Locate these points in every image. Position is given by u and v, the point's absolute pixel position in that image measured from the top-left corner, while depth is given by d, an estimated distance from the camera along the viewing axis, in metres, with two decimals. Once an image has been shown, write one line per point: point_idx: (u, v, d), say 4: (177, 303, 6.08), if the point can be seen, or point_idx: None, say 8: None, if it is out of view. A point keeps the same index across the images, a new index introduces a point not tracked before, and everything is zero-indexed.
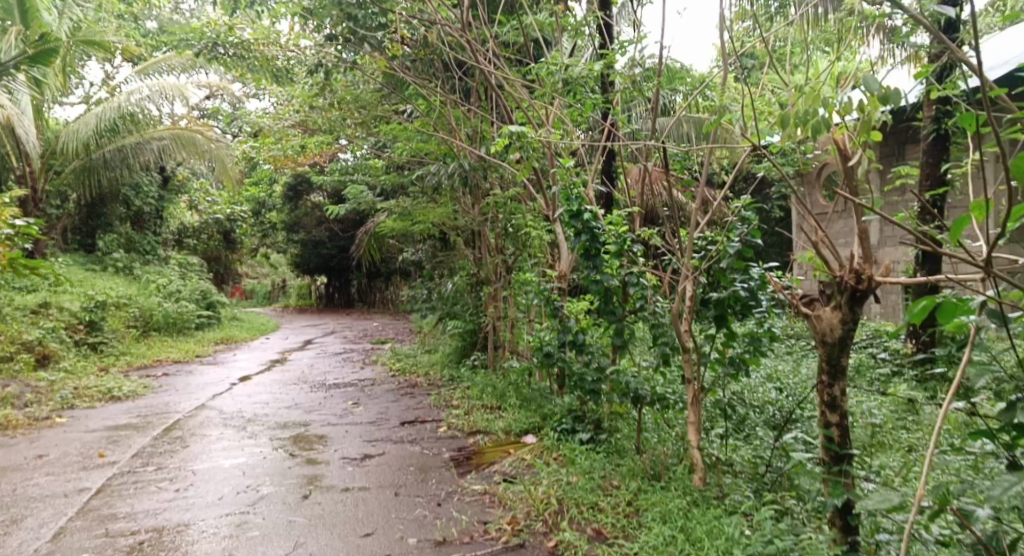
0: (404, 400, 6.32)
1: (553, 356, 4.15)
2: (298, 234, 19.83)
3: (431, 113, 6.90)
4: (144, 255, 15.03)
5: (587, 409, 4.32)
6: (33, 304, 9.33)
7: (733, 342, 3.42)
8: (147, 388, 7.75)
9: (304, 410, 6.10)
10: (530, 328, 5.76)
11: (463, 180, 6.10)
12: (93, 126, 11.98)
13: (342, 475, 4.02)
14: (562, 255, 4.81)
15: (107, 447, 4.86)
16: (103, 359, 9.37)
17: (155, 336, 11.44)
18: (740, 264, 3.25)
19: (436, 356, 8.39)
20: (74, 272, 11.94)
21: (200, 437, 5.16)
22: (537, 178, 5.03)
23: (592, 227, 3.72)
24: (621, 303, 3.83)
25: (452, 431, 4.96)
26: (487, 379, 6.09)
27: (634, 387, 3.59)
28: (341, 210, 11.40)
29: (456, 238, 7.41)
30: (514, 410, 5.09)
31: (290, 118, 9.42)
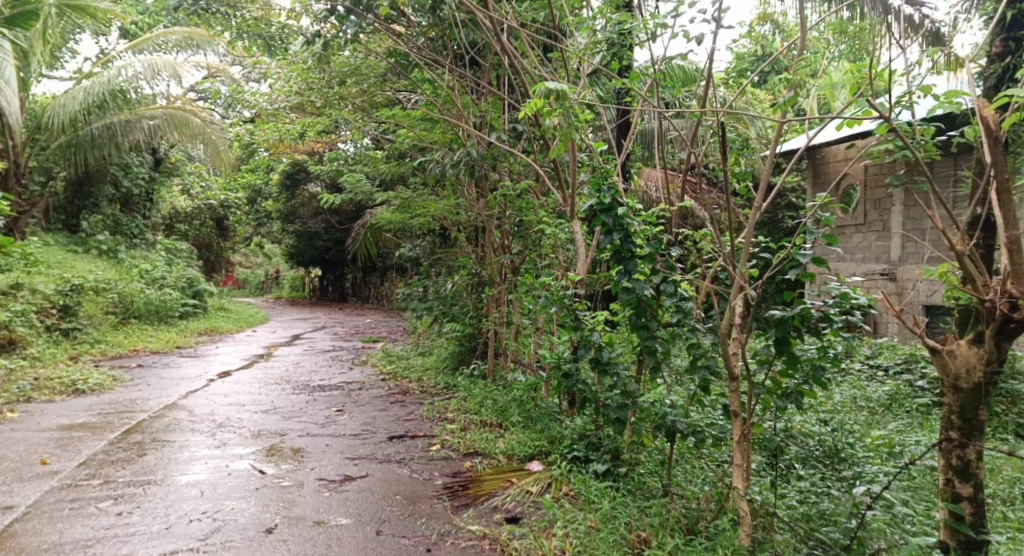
0: (393, 409, 5.74)
1: (572, 376, 3.51)
2: (294, 225, 19.24)
3: (438, 99, 6.32)
4: (131, 239, 14.42)
5: (605, 436, 3.78)
6: (2, 285, 8.71)
7: (792, 371, 2.87)
8: (116, 380, 7.14)
9: (282, 415, 5.52)
10: (538, 337, 5.19)
11: (469, 169, 5.52)
12: (82, 101, 11.36)
13: (316, 503, 3.44)
14: (579, 258, 4.23)
15: (52, 452, 4.25)
16: (76, 347, 8.75)
17: (135, 324, 10.82)
18: (810, 277, 2.71)
19: (429, 360, 7.81)
20: (53, 253, 11.31)
21: (162, 444, 4.56)
22: (556, 165, 4.47)
23: (625, 223, 3.21)
24: (655, 317, 3.27)
25: (445, 451, 4.39)
26: (486, 390, 5.53)
27: (668, 420, 3.05)
28: (336, 200, 10.79)
29: (457, 235, 6.82)
30: (517, 430, 4.55)
31: (287, 99, 8.81)
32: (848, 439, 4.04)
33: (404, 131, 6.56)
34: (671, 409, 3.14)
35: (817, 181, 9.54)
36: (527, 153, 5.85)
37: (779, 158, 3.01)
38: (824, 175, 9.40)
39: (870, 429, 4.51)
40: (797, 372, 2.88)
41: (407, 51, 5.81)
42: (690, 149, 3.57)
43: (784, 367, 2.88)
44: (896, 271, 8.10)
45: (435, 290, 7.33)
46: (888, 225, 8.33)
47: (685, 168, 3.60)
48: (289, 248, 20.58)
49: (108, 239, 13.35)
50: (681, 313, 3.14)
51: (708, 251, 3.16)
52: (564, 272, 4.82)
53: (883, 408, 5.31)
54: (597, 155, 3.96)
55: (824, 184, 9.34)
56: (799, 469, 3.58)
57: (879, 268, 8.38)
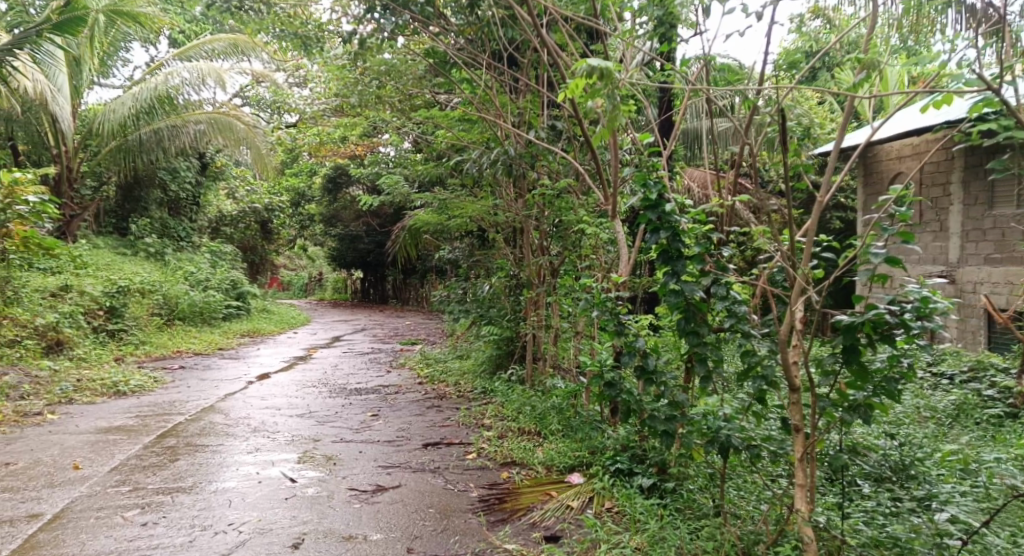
0: (429, 415, 5.58)
1: (616, 386, 3.24)
2: (336, 228, 19.40)
3: (475, 98, 6.14)
4: (178, 241, 14.68)
5: (651, 447, 3.54)
6: (52, 287, 8.89)
7: (859, 384, 2.59)
8: (156, 382, 7.15)
9: (317, 420, 5.42)
10: (578, 342, 4.97)
11: (507, 168, 5.32)
12: (129, 106, 11.55)
13: (344, 516, 3.28)
14: (621, 259, 3.99)
15: (86, 457, 4.20)
16: (120, 348, 8.86)
17: (179, 325, 10.95)
18: (882, 281, 2.42)
19: (467, 364, 7.65)
20: (102, 256, 11.54)
21: (195, 449, 4.49)
22: (597, 158, 4.25)
23: (674, 221, 2.97)
24: (707, 322, 3.00)
25: (481, 460, 4.20)
26: (525, 396, 5.33)
27: (722, 435, 2.79)
28: (376, 202, 10.72)
29: (495, 236, 6.63)
30: (556, 439, 4.33)
31: (327, 101, 8.75)
32: (917, 455, 3.70)
33: (441, 131, 6.42)
34: (726, 423, 2.87)
35: (868, 181, 9.05)
36: (567, 151, 5.61)
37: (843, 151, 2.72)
38: (876, 174, 8.91)
39: (939, 444, 4.15)
40: (867, 384, 2.59)
41: (443, 49, 5.67)
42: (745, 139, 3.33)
43: (852, 378, 2.60)
44: (955, 273, 7.58)
45: (473, 293, 7.16)
46: (946, 226, 7.82)
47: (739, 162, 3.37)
48: (331, 251, 20.74)
49: (155, 242, 13.61)
50: (734, 318, 2.88)
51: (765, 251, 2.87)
52: (606, 274, 4.58)
53: (952, 419, 4.92)
54: (643, 150, 3.71)
55: (875, 183, 8.86)
56: (865, 488, 3.26)
57: (936, 270, 7.85)
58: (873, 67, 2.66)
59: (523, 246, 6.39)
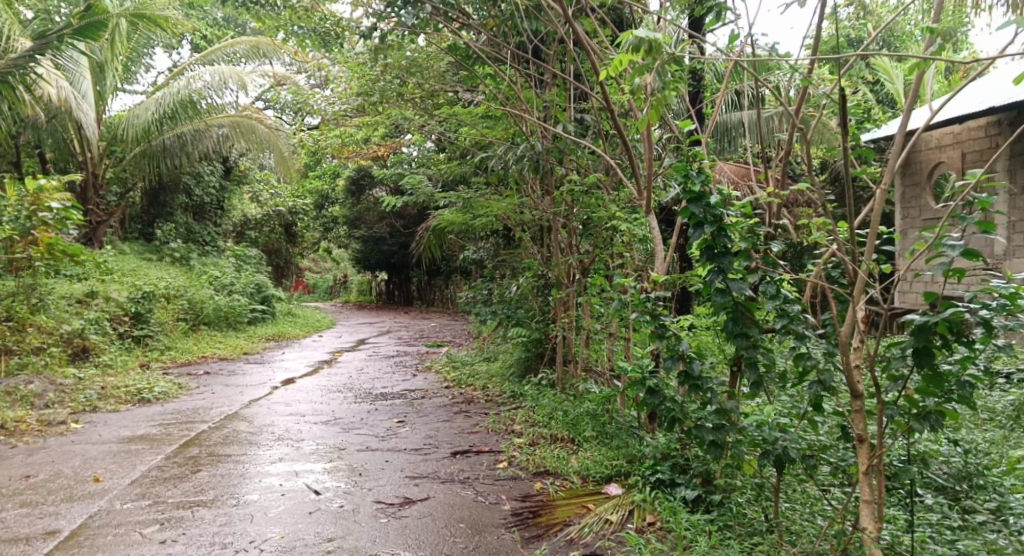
0: (457, 420, 5.39)
1: (658, 393, 3.00)
2: (359, 230, 19.36)
3: (499, 93, 5.94)
4: (203, 246, 14.73)
5: (694, 457, 3.31)
6: (79, 293, 8.89)
7: (934, 390, 2.34)
8: (181, 388, 7.08)
9: (342, 427, 5.26)
10: (611, 344, 4.75)
11: (534, 164, 5.11)
12: (152, 112, 11.55)
13: (370, 532, 3.10)
14: (659, 258, 3.75)
15: (106, 468, 4.09)
16: (146, 354, 8.84)
17: (205, 330, 10.93)
18: (960, 274, 2.18)
19: (494, 366, 7.46)
20: (128, 261, 11.58)
21: (218, 459, 4.36)
22: (627, 148, 4.00)
23: (719, 215, 2.70)
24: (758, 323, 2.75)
25: (513, 470, 3.99)
26: (556, 400, 5.12)
27: (778, 447, 2.55)
28: (399, 203, 10.58)
29: (521, 235, 6.43)
30: (591, 446, 4.12)
31: (350, 101, 8.63)
32: (985, 463, 3.42)
33: (464, 130, 6.25)
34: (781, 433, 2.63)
35: (906, 172, 8.66)
36: (596, 145, 5.38)
37: (908, 132, 2.51)
38: (913, 164, 8.54)
39: (1006, 450, 3.85)
40: (940, 390, 2.33)
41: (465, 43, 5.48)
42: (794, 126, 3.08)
43: (924, 383, 2.34)
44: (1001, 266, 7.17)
45: (499, 293, 6.97)
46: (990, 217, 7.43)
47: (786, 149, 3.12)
48: (355, 253, 20.72)
49: (181, 247, 13.66)
50: (786, 318, 2.64)
51: (822, 243, 2.62)
52: (640, 272, 4.35)
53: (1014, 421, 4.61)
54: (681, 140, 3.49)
55: (914, 176, 8.46)
56: (931, 500, 3.00)
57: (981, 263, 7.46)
58: (945, 37, 2.43)
59: (551, 244, 6.18)
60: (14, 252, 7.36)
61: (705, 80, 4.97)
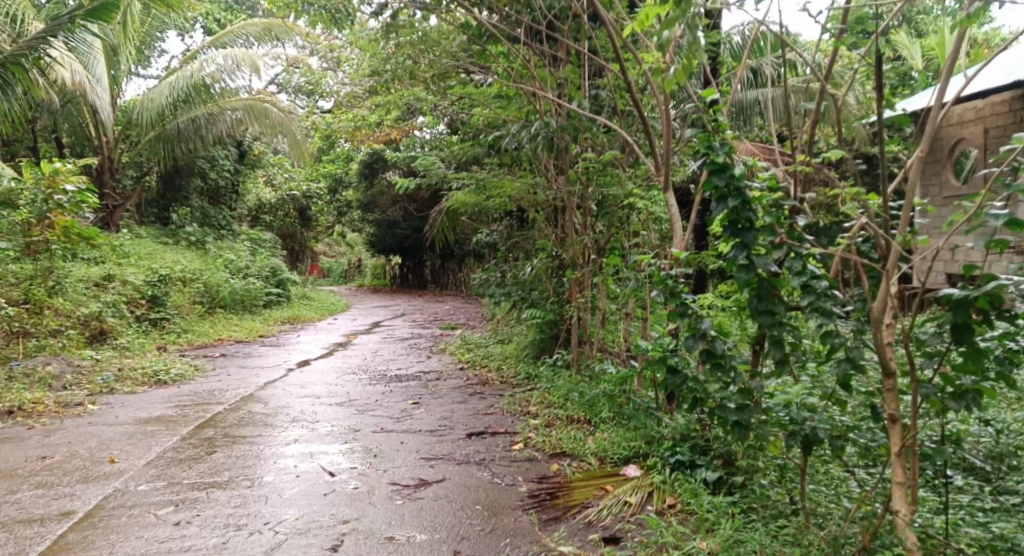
0: (472, 402, 5.35)
1: (679, 373, 2.90)
2: (373, 214, 19.34)
3: (513, 71, 5.83)
4: (218, 230, 14.77)
5: (716, 437, 3.23)
6: (95, 277, 8.93)
7: (973, 367, 2.23)
8: (197, 371, 7.10)
9: (356, 408, 5.23)
10: (628, 324, 4.67)
11: (548, 142, 5.00)
12: (166, 95, 11.51)
13: (385, 514, 3.06)
14: (676, 232, 3.69)
15: (122, 450, 4.09)
16: (163, 337, 8.89)
17: (221, 313, 10.98)
18: (1002, 248, 2.06)
19: (509, 348, 7.41)
20: (144, 245, 11.61)
21: (233, 440, 4.35)
22: (645, 121, 3.85)
23: (743, 188, 2.54)
24: (784, 300, 2.63)
25: (529, 451, 3.94)
26: (571, 381, 5.06)
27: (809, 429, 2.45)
28: (412, 185, 10.51)
29: (535, 215, 6.34)
30: (608, 427, 4.05)
31: (362, 82, 8.54)
32: (1018, 444, 3.31)
33: (477, 109, 6.14)
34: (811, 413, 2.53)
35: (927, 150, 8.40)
36: (611, 123, 5.25)
37: (946, 102, 2.37)
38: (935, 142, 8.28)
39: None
40: (978, 367, 2.22)
41: (478, 19, 5.36)
42: (822, 94, 2.88)
43: (961, 360, 2.23)
44: None
45: (514, 275, 6.89)
46: None
47: (813, 119, 2.92)
48: (370, 236, 20.74)
49: (196, 231, 13.71)
50: (813, 295, 2.53)
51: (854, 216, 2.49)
52: (657, 250, 4.26)
53: None
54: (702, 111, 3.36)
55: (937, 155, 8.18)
56: (961, 482, 2.91)
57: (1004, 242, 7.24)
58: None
59: (566, 224, 6.08)
60: (31, 236, 7.39)
61: (722, 54, 4.83)
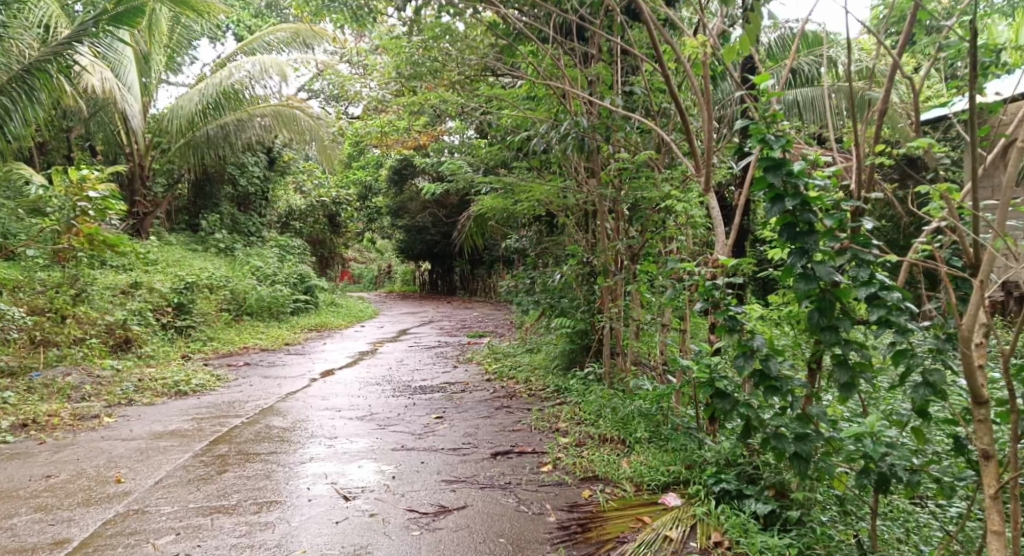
0: (498, 417, 5.07)
1: (728, 397, 2.55)
2: (403, 220, 19.25)
3: (541, 69, 5.56)
4: (248, 237, 14.81)
5: (767, 467, 2.88)
6: (123, 284, 8.90)
7: None
8: (218, 380, 6.96)
9: (377, 424, 4.99)
10: (665, 336, 4.35)
11: (579, 142, 4.71)
12: (196, 103, 11.49)
13: (400, 547, 2.80)
14: (722, 238, 3.34)
15: (131, 469, 3.91)
16: (189, 345, 8.81)
17: (248, 320, 10.90)
18: None
19: (538, 358, 7.12)
20: (172, 252, 11.63)
21: (246, 458, 4.13)
22: (684, 114, 3.52)
23: (801, 186, 2.20)
24: (849, 313, 2.24)
25: (558, 474, 3.63)
26: (604, 396, 4.75)
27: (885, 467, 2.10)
28: (440, 190, 10.30)
29: (565, 220, 6.05)
30: (644, 449, 3.71)
31: (389, 85, 8.37)
32: None
33: (504, 109, 5.87)
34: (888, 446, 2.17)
35: None
36: (645, 122, 4.93)
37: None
38: None
39: None
40: None
41: (504, 14, 5.10)
42: (891, 80, 2.44)
43: None
44: None
45: (543, 282, 6.59)
46: None
47: (879, 107, 2.45)
48: (399, 242, 20.70)
49: (225, 238, 13.74)
50: (885, 309, 2.12)
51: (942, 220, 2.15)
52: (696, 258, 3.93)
53: None
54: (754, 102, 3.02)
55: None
56: None
57: None
58: None
59: (597, 229, 5.77)
60: (59, 243, 7.34)
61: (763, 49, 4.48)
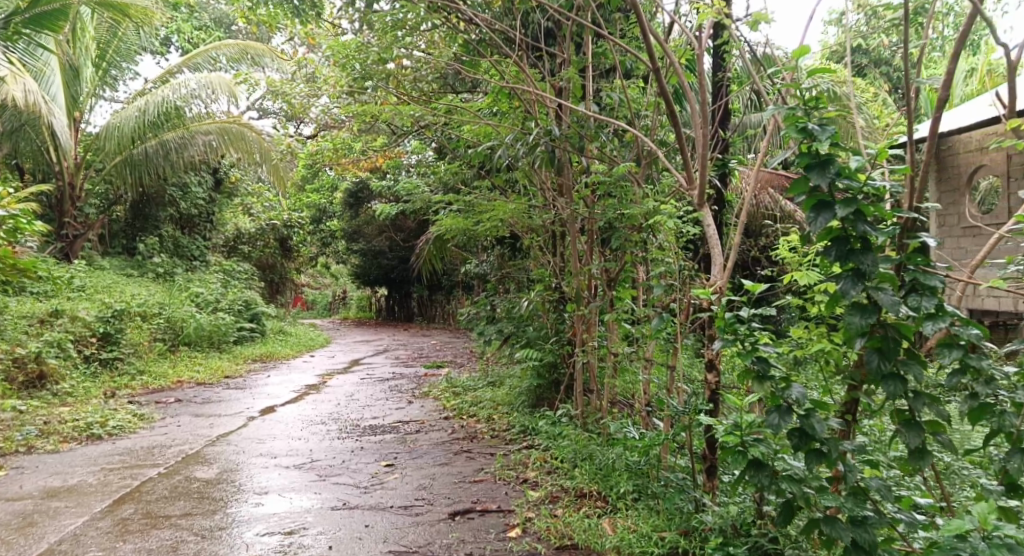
0: (456, 464, 4.47)
1: (761, 464, 2.04)
2: (358, 244, 18.51)
3: (506, 78, 5.08)
4: (190, 261, 13.90)
5: (790, 541, 2.38)
6: (40, 312, 8.00)
7: None
8: (141, 421, 6.16)
9: (317, 475, 4.32)
10: (647, 373, 3.85)
11: (549, 156, 4.23)
12: (135, 120, 10.68)
13: None
14: (716, 254, 2.89)
15: (3, 542, 3.18)
16: (114, 379, 7.94)
17: (184, 351, 10.03)
18: None
19: (501, 393, 6.55)
20: (102, 277, 10.69)
21: (153, 523, 3.43)
22: (675, 119, 3.06)
23: (852, 192, 1.77)
24: (916, 356, 1.82)
25: (528, 542, 3.05)
26: (577, 441, 4.20)
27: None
28: (397, 213, 9.72)
29: (531, 243, 5.55)
30: (631, 510, 3.17)
31: (341, 99, 7.79)
32: None
33: (464, 121, 5.36)
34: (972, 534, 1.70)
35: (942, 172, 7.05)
36: (621, 136, 4.48)
37: None
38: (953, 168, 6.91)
39: None
40: None
41: (468, 16, 4.61)
42: (957, 59, 2.08)
43: None
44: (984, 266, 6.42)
45: (506, 310, 6.04)
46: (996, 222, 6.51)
47: (942, 96, 2.07)
48: (355, 268, 19.97)
49: (165, 262, 12.84)
50: (962, 351, 1.74)
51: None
52: (686, 286, 3.45)
53: None
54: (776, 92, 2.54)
55: (969, 236, 6.85)
56: None
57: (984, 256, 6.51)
58: None
59: (567, 252, 5.26)
60: None
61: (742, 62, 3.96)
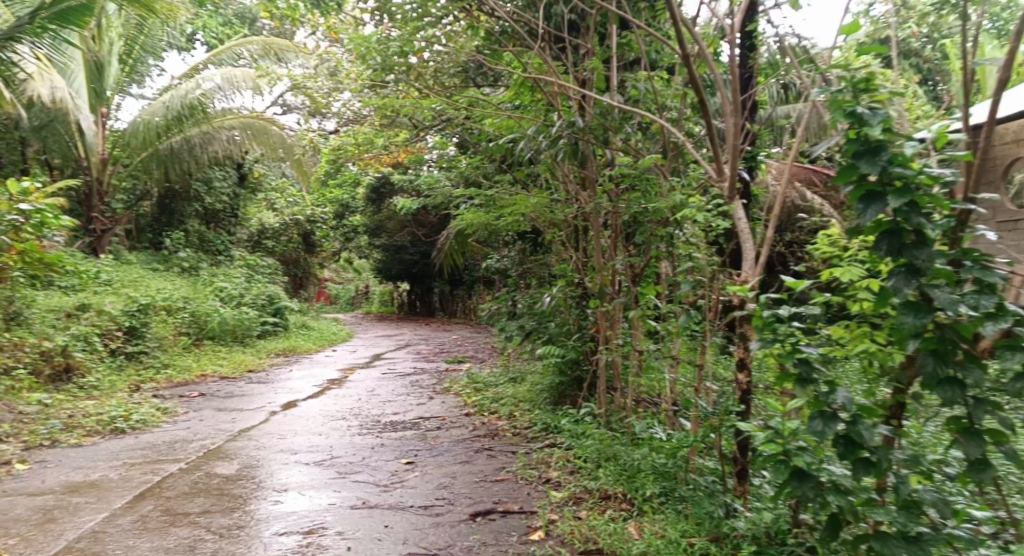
0: (478, 462, 4.40)
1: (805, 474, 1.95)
2: (380, 238, 18.53)
3: (529, 68, 4.97)
4: (215, 255, 14.01)
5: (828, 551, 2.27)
6: (66, 306, 8.07)
7: None
8: (164, 415, 6.18)
9: (337, 472, 4.27)
10: (673, 372, 3.74)
11: (573, 148, 4.13)
12: (160, 115, 10.76)
13: None
14: (749, 248, 2.78)
15: (24, 538, 3.17)
16: (139, 373, 8.00)
17: (208, 345, 10.09)
18: None
19: (523, 389, 6.47)
20: (128, 271, 10.80)
21: (173, 520, 3.40)
22: (706, 108, 2.95)
23: (905, 180, 1.67)
24: (975, 358, 1.71)
25: (551, 545, 2.96)
26: (601, 440, 4.10)
27: None
28: (419, 207, 9.66)
29: (553, 237, 5.45)
30: (657, 513, 3.08)
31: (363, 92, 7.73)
32: None
33: (487, 114, 5.26)
34: None
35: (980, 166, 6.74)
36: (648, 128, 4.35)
37: None
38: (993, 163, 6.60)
39: None
40: None
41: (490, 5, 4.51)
42: (1018, 38, 1.95)
43: None
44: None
45: (528, 305, 5.95)
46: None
47: (1003, 77, 1.94)
48: (377, 262, 20.00)
49: (190, 257, 12.94)
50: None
51: None
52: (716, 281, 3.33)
53: None
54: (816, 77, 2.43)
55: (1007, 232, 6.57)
56: None
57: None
58: None
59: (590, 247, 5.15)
60: None
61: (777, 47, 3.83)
